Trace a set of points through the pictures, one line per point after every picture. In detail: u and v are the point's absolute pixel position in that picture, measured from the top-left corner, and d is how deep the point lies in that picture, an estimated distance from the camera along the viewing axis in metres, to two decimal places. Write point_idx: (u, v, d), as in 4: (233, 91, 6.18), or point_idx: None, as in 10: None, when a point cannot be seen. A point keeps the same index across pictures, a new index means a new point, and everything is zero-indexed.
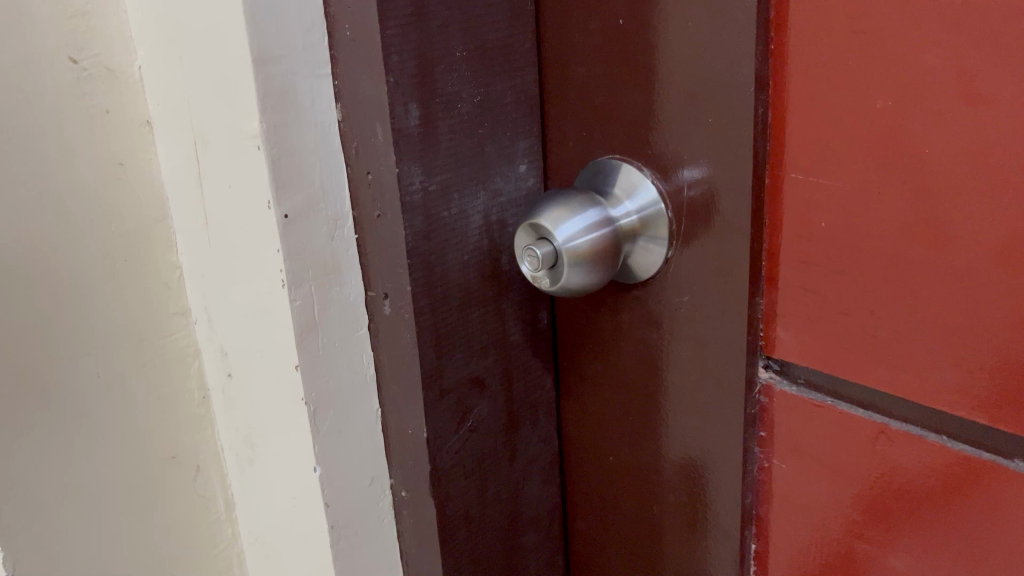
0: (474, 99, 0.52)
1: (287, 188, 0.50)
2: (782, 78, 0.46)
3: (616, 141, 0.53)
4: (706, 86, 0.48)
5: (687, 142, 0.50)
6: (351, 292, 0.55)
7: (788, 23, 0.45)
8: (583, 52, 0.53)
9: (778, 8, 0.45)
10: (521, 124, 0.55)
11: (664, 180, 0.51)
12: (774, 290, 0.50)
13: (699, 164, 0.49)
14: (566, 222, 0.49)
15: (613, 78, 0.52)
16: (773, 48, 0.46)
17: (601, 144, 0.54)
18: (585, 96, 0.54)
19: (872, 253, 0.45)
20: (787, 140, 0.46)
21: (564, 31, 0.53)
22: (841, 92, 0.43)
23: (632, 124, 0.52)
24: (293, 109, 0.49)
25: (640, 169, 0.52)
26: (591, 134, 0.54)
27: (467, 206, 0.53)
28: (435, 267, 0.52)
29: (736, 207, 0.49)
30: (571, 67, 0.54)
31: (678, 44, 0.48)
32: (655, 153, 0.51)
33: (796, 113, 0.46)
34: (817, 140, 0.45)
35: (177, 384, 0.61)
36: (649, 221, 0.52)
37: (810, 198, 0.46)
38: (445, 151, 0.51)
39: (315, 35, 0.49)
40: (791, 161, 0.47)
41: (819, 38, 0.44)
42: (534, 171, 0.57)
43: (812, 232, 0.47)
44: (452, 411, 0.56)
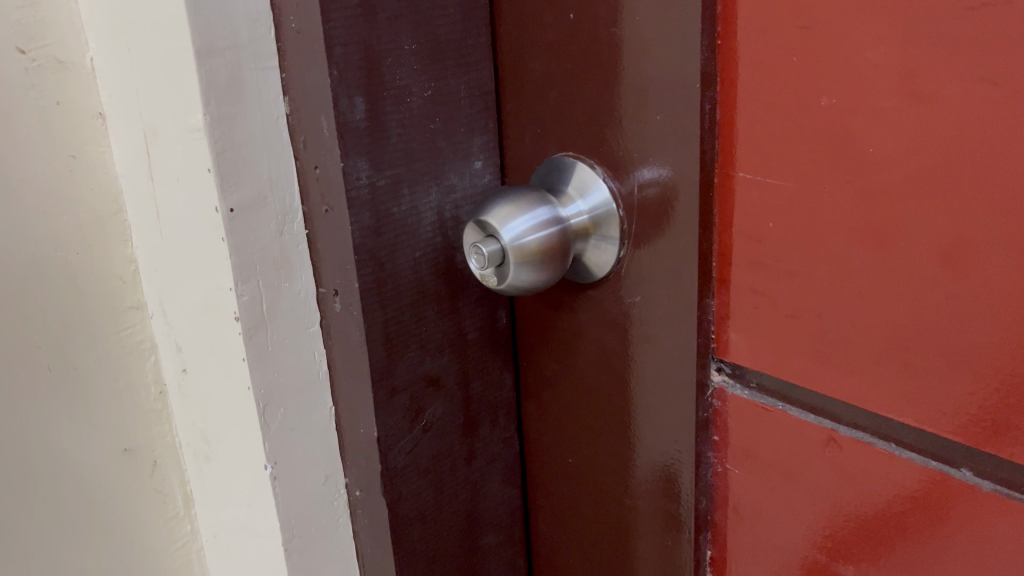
0: (426, 94, 0.51)
1: (233, 182, 0.49)
2: (729, 75, 0.45)
3: (571, 138, 0.52)
4: (657, 82, 0.47)
5: (639, 140, 0.49)
6: (302, 288, 0.54)
7: (734, 18, 0.44)
8: (537, 47, 0.52)
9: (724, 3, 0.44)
10: (476, 120, 0.54)
11: (617, 178, 0.51)
12: (727, 291, 0.49)
13: (651, 162, 0.49)
14: (514, 219, 0.49)
15: (566, 75, 0.51)
16: (720, 44, 0.45)
17: (556, 142, 0.53)
18: (539, 92, 0.53)
19: (819, 255, 0.44)
20: (735, 139, 0.45)
21: (519, 26, 0.52)
22: (786, 90, 0.42)
23: (586, 121, 0.51)
24: (238, 102, 0.48)
25: (592, 167, 0.51)
26: (547, 130, 0.53)
27: (419, 202, 0.52)
28: (385, 264, 0.52)
29: (687, 206, 0.48)
30: (526, 63, 0.53)
31: (631, 39, 0.47)
32: (609, 151, 0.51)
33: (744, 111, 0.45)
34: (763, 138, 0.44)
35: (132, 379, 0.60)
36: (600, 220, 0.52)
37: (758, 198, 0.45)
38: (395, 146, 0.50)
39: (262, 27, 0.49)
40: (739, 160, 0.46)
41: (765, 34, 0.43)
42: (491, 168, 0.56)
43: (761, 233, 0.46)
44: (404, 410, 0.55)
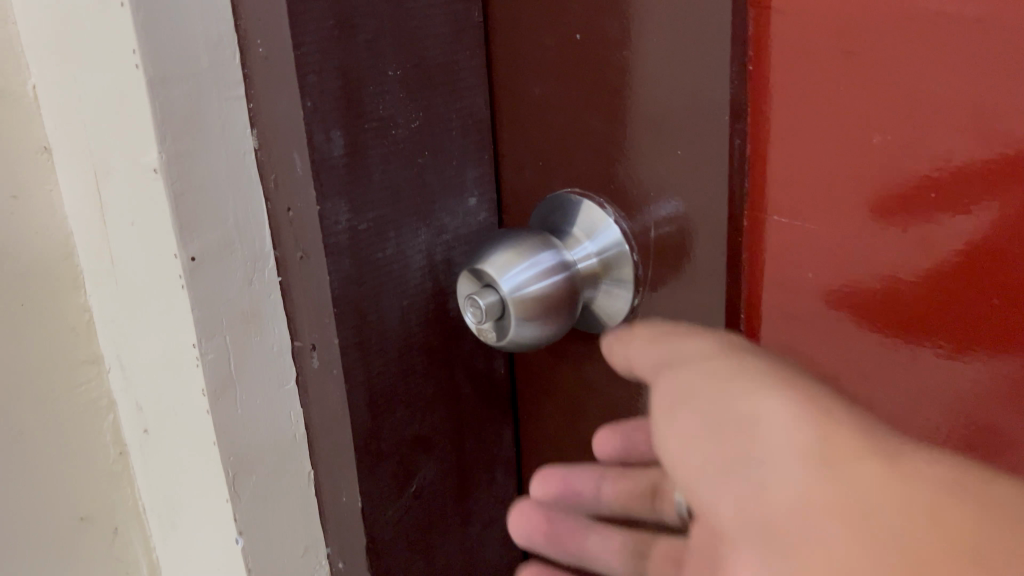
0: (413, 125, 0.45)
1: (193, 227, 0.43)
2: (762, 104, 0.39)
3: (577, 172, 0.46)
4: (678, 112, 0.41)
5: (657, 176, 0.43)
6: (275, 342, 0.48)
7: (769, 39, 0.38)
8: (538, 71, 0.46)
9: (757, 22, 0.38)
10: (469, 152, 0.48)
11: (631, 219, 0.45)
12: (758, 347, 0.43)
13: (672, 202, 0.43)
14: (515, 267, 0.43)
15: (572, 101, 0.45)
16: (751, 68, 0.39)
17: (561, 176, 0.47)
18: (541, 120, 0.47)
19: (871, 312, 0.38)
20: (767, 177, 0.40)
21: (517, 46, 0.46)
22: (830, 125, 0.37)
23: (595, 154, 0.45)
24: (199, 137, 0.42)
25: (602, 206, 0.46)
26: (552, 162, 0.47)
27: (406, 246, 0.46)
28: (368, 316, 0.46)
29: (713, 252, 0.42)
30: (525, 89, 0.47)
31: (648, 63, 0.41)
32: (622, 188, 0.45)
33: (777, 146, 0.39)
34: (801, 177, 0.38)
35: (89, 440, 0.54)
36: (610, 264, 0.46)
37: (793, 244, 0.40)
38: (378, 183, 0.44)
39: (225, 51, 0.43)
40: (771, 202, 0.40)
41: (805, 58, 0.37)
42: (486, 204, 0.50)
43: (799, 285, 0.40)
44: (392, 476, 0.50)
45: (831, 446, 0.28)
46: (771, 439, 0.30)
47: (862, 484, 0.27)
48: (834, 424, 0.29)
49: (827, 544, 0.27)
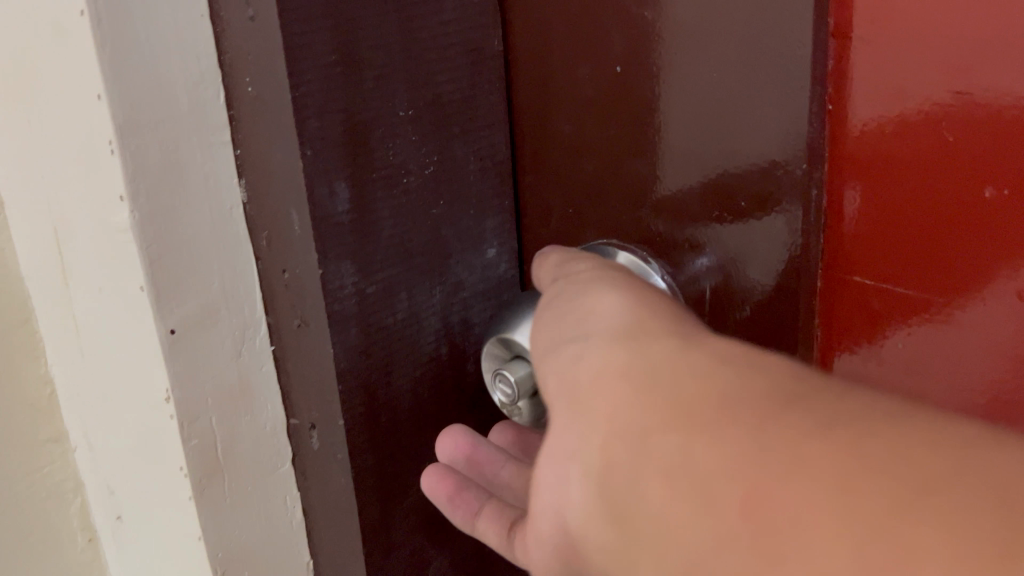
0: (426, 173, 0.39)
1: (172, 296, 0.37)
2: (844, 154, 0.36)
3: (613, 222, 0.40)
4: (741, 156, 0.36)
5: (713, 229, 0.38)
6: (269, 421, 0.42)
7: (851, 78, 0.35)
8: (567, 106, 0.40)
9: (838, 59, 0.35)
10: (489, 198, 0.42)
11: (682, 273, 0.39)
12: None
13: (731, 258, 0.38)
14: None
15: (611, 143, 0.39)
16: (830, 110, 0.36)
17: (596, 225, 0.41)
18: (571, 163, 0.41)
19: (961, 376, 0.36)
20: (849, 231, 0.37)
21: (544, 78, 0.40)
22: (919, 177, 0.34)
23: (637, 203, 0.39)
24: (179, 191, 0.36)
25: (644, 259, 0.39)
26: (586, 208, 0.41)
27: (419, 308, 0.40)
28: (377, 391, 0.39)
29: (780, 318, 0.38)
30: (555, 127, 0.41)
31: (705, 99, 0.36)
32: (670, 240, 0.39)
33: (863, 198, 0.36)
34: (892, 235, 0.36)
35: (54, 529, 0.47)
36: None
37: (880, 303, 0.37)
38: (388, 241, 0.38)
39: (208, 90, 0.36)
40: (852, 257, 0.37)
41: (893, 102, 0.34)
42: (507, 255, 0.43)
43: (878, 348, 0.38)
44: (404, 568, 0.43)
45: (639, 331, 0.25)
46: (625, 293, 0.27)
47: (673, 375, 0.22)
48: (662, 313, 0.26)
49: (617, 416, 0.23)
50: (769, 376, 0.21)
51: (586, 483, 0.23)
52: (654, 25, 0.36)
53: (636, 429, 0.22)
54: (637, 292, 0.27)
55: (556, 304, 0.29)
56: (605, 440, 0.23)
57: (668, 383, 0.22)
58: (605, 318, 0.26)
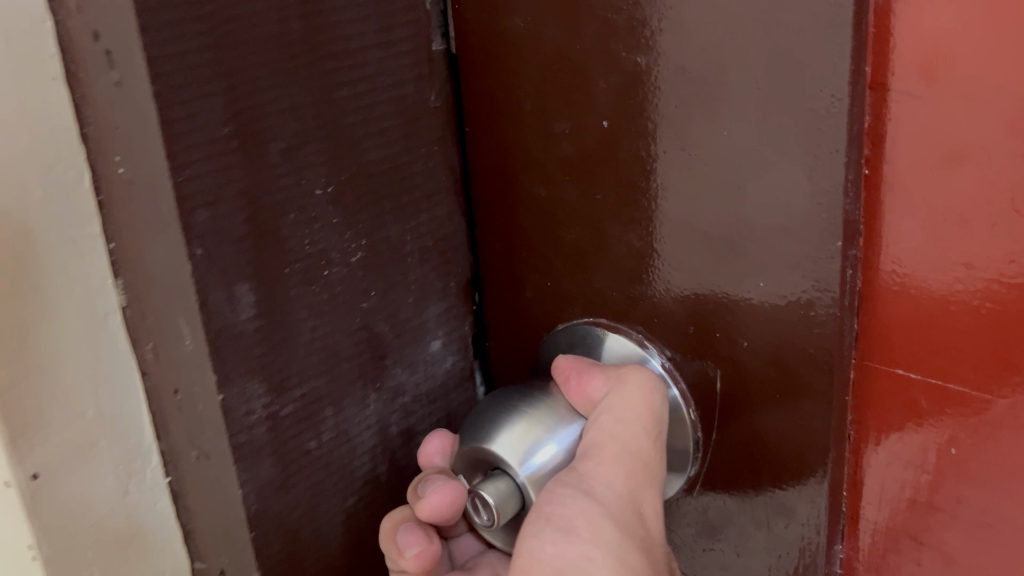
0: (353, 260, 0.31)
1: (30, 432, 0.28)
2: (881, 226, 0.29)
3: (595, 299, 0.35)
4: (752, 234, 0.29)
5: (727, 315, 0.31)
6: (167, 564, 0.34)
7: (893, 134, 0.28)
8: (541, 162, 0.35)
9: (878, 110, 0.28)
10: (431, 282, 0.34)
11: (681, 355, 0.33)
12: (858, 534, 0.33)
13: (744, 348, 0.31)
14: (537, 448, 0.31)
15: (598, 211, 0.33)
16: (866, 176, 0.29)
17: (579, 303, 0.36)
18: (549, 229, 0.36)
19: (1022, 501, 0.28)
20: (888, 318, 0.30)
21: (523, 136, 0.35)
22: (981, 249, 0.27)
23: (625, 278, 0.34)
24: (33, 300, 0.28)
25: (642, 344, 0.34)
26: (577, 281, 0.35)
27: (349, 424, 0.33)
28: (301, 531, 0.32)
29: (808, 428, 0.30)
30: (529, 189, 0.35)
31: (708, 164, 0.30)
32: (671, 322, 0.33)
33: (910, 280, 0.29)
34: (945, 323, 0.28)
35: None
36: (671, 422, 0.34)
37: (930, 408, 0.30)
38: (307, 347, 0.31)
39: (66, 172, 0.28)
40: (894, 351, 0.30)
41: (944, 161, 0.27)
42: (454, 346, 0.36)
43: (927, 457, 0.30)
44: None
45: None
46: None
47: None
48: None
49: None
50: None
51: None
52: (647, 74, 0.30)
53: None
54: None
55: (564, 519, 0.28)
56: None
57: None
58: None
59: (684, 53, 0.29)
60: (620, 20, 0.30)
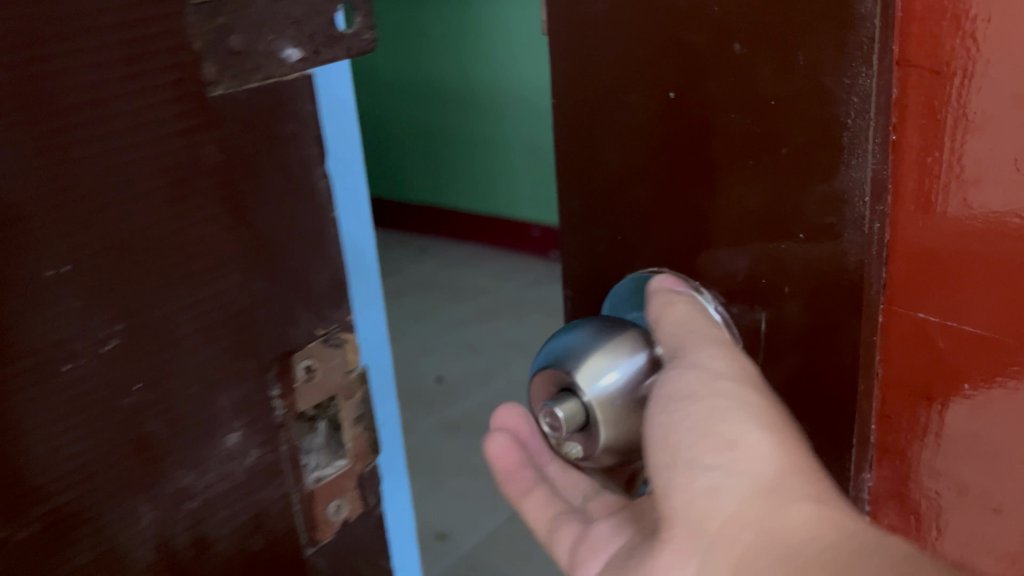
0: (103, 350, 0.26)
1: None
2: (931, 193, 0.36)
3: (665, 248, 0.42)
4: (798, 184, 0.36)
5: (782, 261, 0.38)
6: None
7: (957, 105, 0.34)
8: (633, 135, 0.41)
9: (914, 87, 0.35)
10: (223, 363, 0.30)
11: (735, 304, 0.41)
12: (887, 438, 0.41)
13: (801, 274, 0.38)
14: (600, 374, 0.41)
15: (677, 177, 0.40)
16: (895, 140, 0.36)
17: (648, 253, 0.43)
18: (624, 194, 0.43)
19: None
20: (909, 270, 0.37)
21: (616, 119, 0.41)
22: (997, 203, 0.34)
23: (687, 228, 0.41)
24: None
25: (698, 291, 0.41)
26: (647, 237, 0.43)
27: (117, 538, 0.28)
28: None
29: (839, 363, 0.38)
30: (601, 156, 0.43)
31: (765, 129, 0.36)
32: (748, 276, 0.40)
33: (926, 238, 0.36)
34: (950, 262, 0.36)
35: None
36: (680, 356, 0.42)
37: (943, 336, 0.37)
38: (50, 459, 0.25)
39: None
40: (906, 297, 0.38)
41: (940, 163, 0.35)
42: (261, 433, 0.31)
43: (925, 391, 0.39)
44: None
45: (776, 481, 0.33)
46: (780, 431, 0.34)
47: (774, 487, 0.33)
48: (802, 471, 0.33)
49: (734, 517, 0.33)
50: (840, 527, 0.30)
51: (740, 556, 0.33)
52: (707, 50, 0.37)
53: (733, 520, 0.33)
54: (788, 433, 0.34)
55: (685, 391, 0.36)
56: (701, 529, 0.34)
57: (788, 500, 0.32)
58: (767, 455, 0.33)
59: (740, 34, 0.36)
60: (688, 5, 0.37)
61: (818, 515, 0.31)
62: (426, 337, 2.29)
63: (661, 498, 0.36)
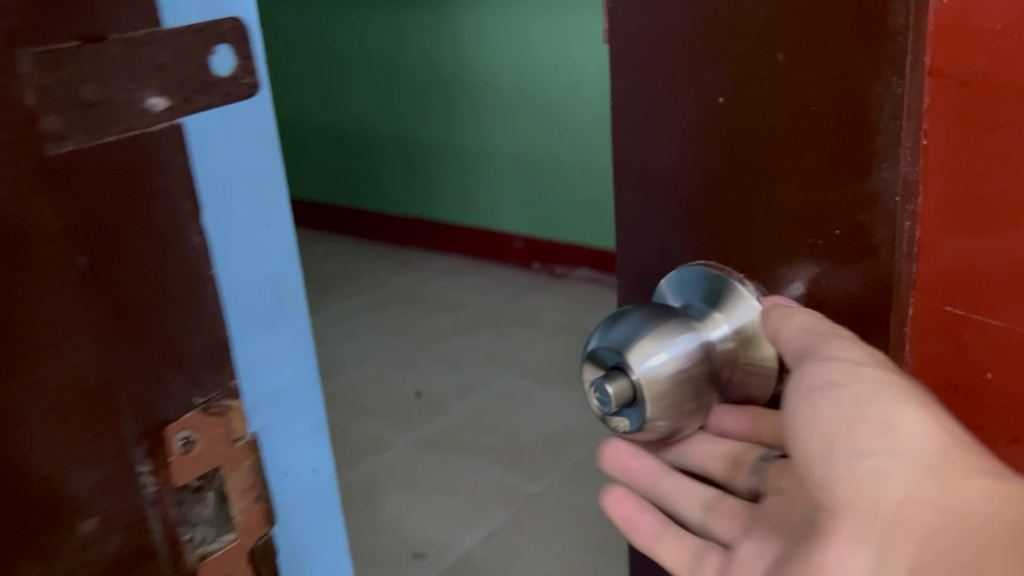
0: None
1: None
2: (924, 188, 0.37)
3: (711, 247, 0.44)
4: (834, 182, 0.38)
5: (854, 252, 0.39)
6: None
7: (960, 113, 0.35)
8: (686, 138, 0.43)
9: (954, 96, 0.35)
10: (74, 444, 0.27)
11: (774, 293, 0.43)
12: None
13: (822, 267, 0.40)
14: (651, 354, 0.41)
15: (739, 184, 0.42)
16: (925, 144, 0.37)
17: (697, 246, 0.45)
18: (671, 194, 0.45)
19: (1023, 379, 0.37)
20: (938, 264, 0.38)
21: (675, 126, 0.43)
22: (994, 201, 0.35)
23: (733, 227, 0.43)
24: None
25: (741, 282, 0.43)
26: (707, 232, 0.44)
27: None
28: None
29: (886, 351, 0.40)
30: (661, 160, 0.45)
31: (780, 135, 0.39)
32: (847, 270, 0.39)
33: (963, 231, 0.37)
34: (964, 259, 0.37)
35: None
36: (745, 338, 0.43)
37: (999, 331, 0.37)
38: None
39: None
40: (954, 294, 0.38)
41: (974, 161, 0.36)
42: (121, 516, 0.29)
43: (957, 381, 0.40)
44: None
45: (963, 450, 0.37)
46: (931, 409, 0.37)
47: (963, 464, 0.37)
48: (964, 446, 0.37)
49: (911, 493, 0.37)
50: None
51: (943, 516, 0.37)
52: (753, 56, 0.39)
53: (927, 493, 0.37)
54: (933, 407, 0.38)
55: (816, 383, 0.39)
56: (899, 510, 0.38)
57: (963, 479, 0.37)
58: (920, 428, 0.37)
59: (784, 46, 0.38)
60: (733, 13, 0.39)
61: (998, 488, 0.36)
62: (410, 351, 2.25)
63: (817, 484, 0.39)
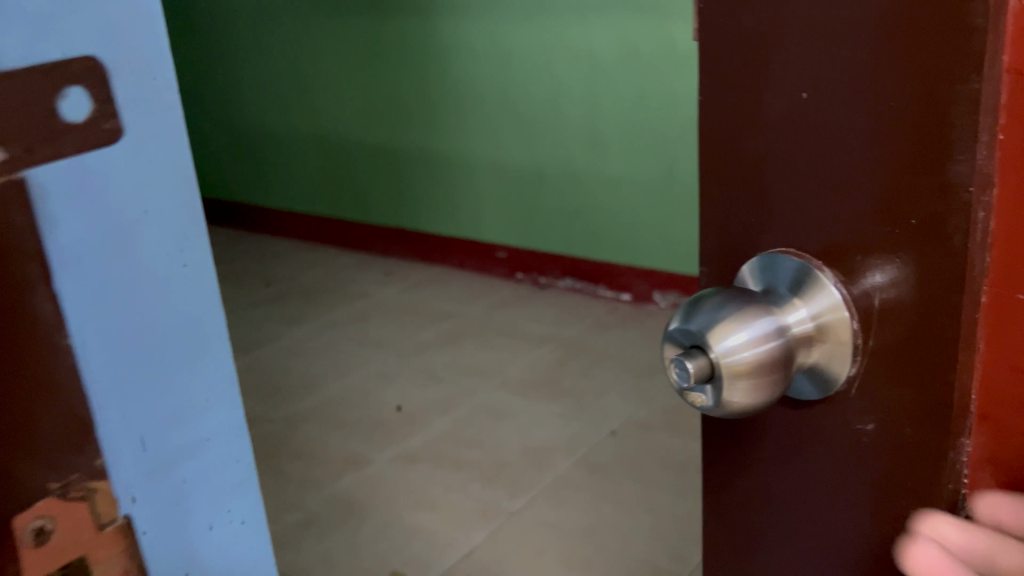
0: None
1: None
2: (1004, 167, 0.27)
3: (789, 228, 0.33)
4: (909, 169, 0.29)
5: (925, 252, 0.29)
6: None
7: None
8: (742, 117, 0.33)
9: (1015, 93, 0.26)
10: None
11: (855, 283, 0.31)
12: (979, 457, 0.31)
13: (904, 262, 0.30)
14: (729, 330, 0.30)
15: (810, 186, 0.32)
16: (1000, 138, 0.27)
17: (767, 231, 0.34)
18: (734, 174, 0.35)
19: None
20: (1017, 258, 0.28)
21: (737, 120, 0.34)
22: None
23: (813, 215, 0.32)
24: None
25: (819, 270, 0.32)
26: (762, 213, 0.34)
27: None
28: None
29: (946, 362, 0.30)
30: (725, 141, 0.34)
31: (854, 118, 0.30)
32: (924, 276, 0.29)
33: None
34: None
35: None
36: (830, 332, 0.31)
37: None
38: None
39: None
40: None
41: None
42: None
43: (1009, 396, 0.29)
44: None
45: None
46: None
47: None
48: None
49: None
50: None
51: None
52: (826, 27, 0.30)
53: None
54: None
55: None
56: None
57: None
58: None
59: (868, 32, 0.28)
60: None
61: None
62: (394, 363, 2.20)
63: None
